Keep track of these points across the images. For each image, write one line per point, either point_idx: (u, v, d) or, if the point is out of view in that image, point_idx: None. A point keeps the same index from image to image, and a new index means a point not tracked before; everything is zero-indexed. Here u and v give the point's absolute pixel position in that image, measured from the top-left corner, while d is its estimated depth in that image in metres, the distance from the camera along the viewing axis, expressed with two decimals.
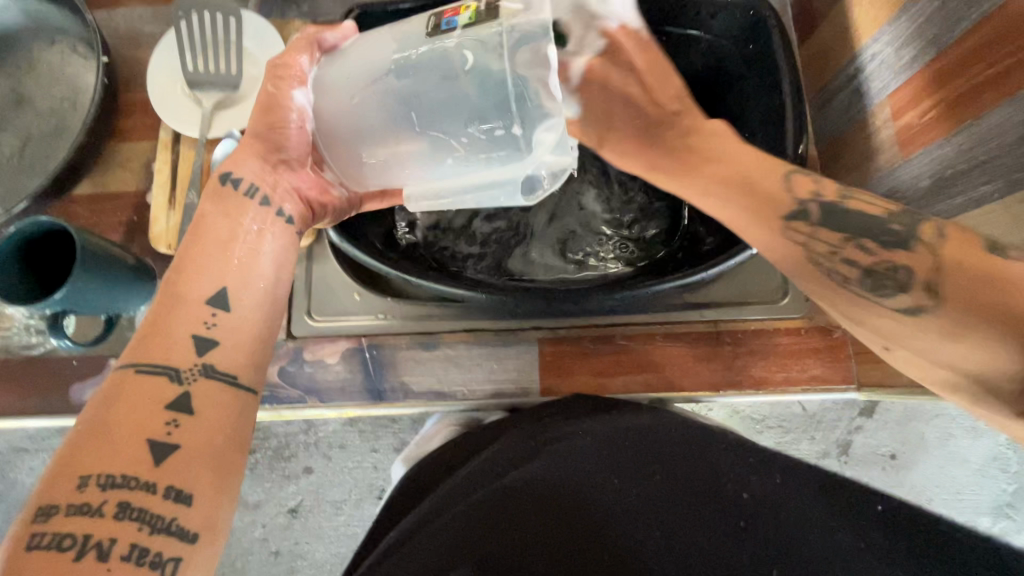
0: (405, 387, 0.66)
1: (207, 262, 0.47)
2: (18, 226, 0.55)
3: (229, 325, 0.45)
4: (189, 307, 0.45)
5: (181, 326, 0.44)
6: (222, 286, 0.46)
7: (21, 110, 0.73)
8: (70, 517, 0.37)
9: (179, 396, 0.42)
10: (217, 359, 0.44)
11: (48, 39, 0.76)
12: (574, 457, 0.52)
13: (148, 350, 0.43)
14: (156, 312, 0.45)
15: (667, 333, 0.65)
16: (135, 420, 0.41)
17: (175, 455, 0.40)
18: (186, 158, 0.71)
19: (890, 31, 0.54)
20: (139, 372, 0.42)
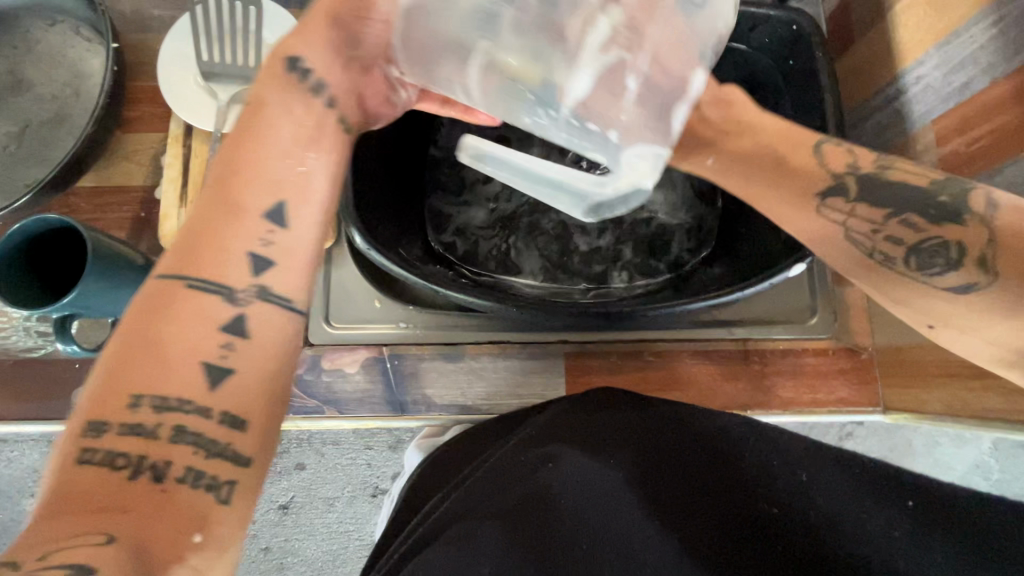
0: (427, 399, 0.66)
1: (260, 167, 0.38)
2: (23, 223, 0.52)
3: (288, 245, 0.38)
4: (244, 219, 0.37)
5: (238, 228, 0.37)
6: (283, 199, 0.38)
7: (19, 95, 0.69)
8: (120, 437, 0.32)
9: (234, 317, 0.36)
10: (273, 280, 0.38)
11: (49, 19, 0.71)
12: (582, 467, 0.46)
13: (200, 255, 0.36)
14: (203, 215, 0.37)
15: (695, 351, 0.65)
16: (189, 340, 0.34)
17: (231, 381, 0.35)
18: (200, 154, 0.67)
19: (937, 56, 0.54)
20: (188, 286, 0.35)
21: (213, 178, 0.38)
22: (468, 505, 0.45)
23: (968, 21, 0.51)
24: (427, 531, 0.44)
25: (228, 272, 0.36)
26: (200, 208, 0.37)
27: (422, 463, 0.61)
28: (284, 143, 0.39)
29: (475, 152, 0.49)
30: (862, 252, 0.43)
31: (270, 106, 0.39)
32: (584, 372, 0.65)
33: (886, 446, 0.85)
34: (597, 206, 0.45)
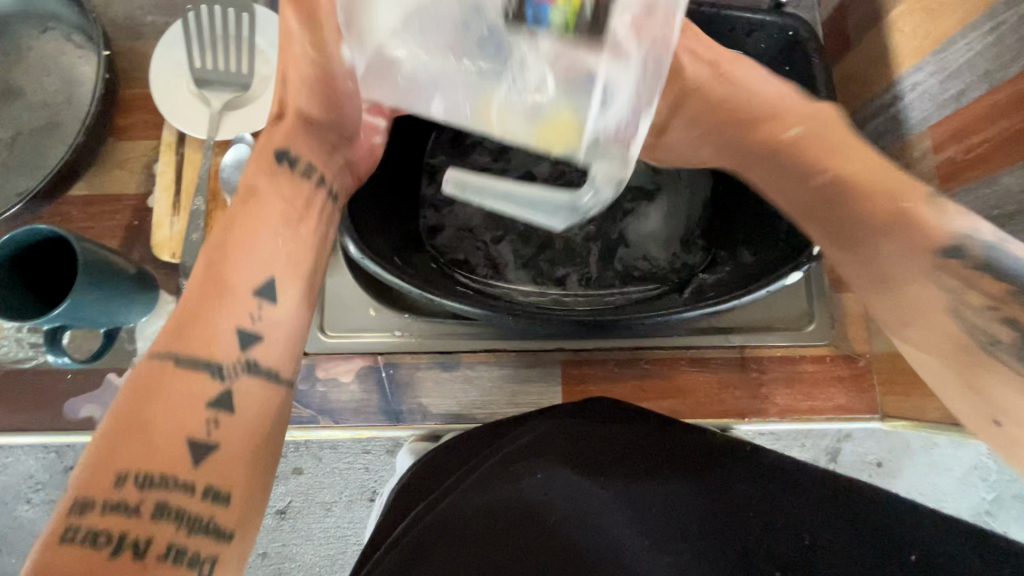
0: (423, 409, 0.65)
1: (255, 240, 0.43)
2: (13, 233, 0.51)
3: (276, 318, 0.42)
4: (234, 298, 0.41)
5: (226, 311, 0.40)
6: (273, 275, 0.43)
7: (8, 103, 0.68)
8: (106, 514, 0.33)
9: (220, 392, 0.38)
10: (260, 353, 0.41)
11: (40, 26, 0.70)
12: (567, 490, 0.45)
13: (196, 338, 0.39)
14: (196, 299, 0.40)
15: (692, 359, 0.64)
16: (175, 420, 0.36)
17: (215, 455, 0.36)
18: (192, 161, 0.67)
19: (934, 62, 0.54)
20: (178, 364, 0.38)
21: (207, 259, 0.42)
22: (452, 512, 0.44)
23: (964, 27, 0.51)
24: (409, 539, 0.44)
25: (210, 360, 0.39)
26: (193, 292, 0.41)
27: (413, 466, 0.61)
28: (272, 222, 0.45)
29: (461, 185, 0.57)
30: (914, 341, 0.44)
31: (264, 188, 0.46)
32: (580, 380, 0.65)
33: (886, 446, 0.84)
34: (577, 211, 0.52)
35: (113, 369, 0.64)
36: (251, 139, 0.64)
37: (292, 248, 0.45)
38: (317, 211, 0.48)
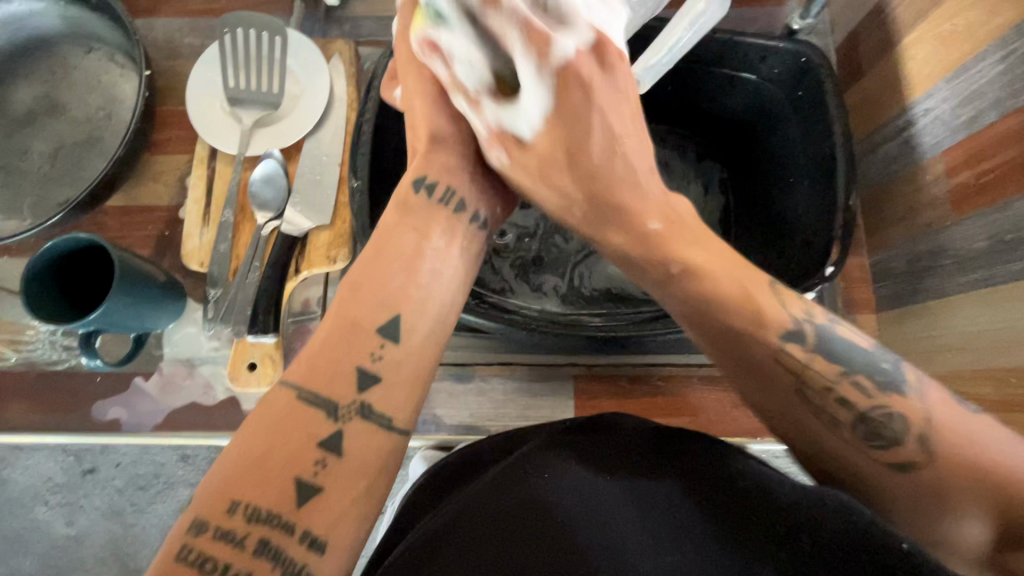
0: (437, 419, 0.66)
1: (377, 280, 0.40)
2: (56, 241, 0.54)
3: (395, 360, 0.39)
4: (361, 332, 0.39)
5: (350, 351, 0.38)
6: (397, 313, 0.40)
7: (54, 118, 0.72)
8: (213, 542, 0.32)
9: (332, 432, 0.36)
10: (374, 397, 0.38)
11: (85, 46, 0.75)
12: (571, 497, 0.44)
13: (335, 377, 0.37)
14: (333, 340, 0.39)
15: (703, 377, 0.65)
16: (289, 451, 0.35)
17: (317, 500, 0.34)
18: (223, 175, 0.70)
19: (945, 89, 0.55)
20: (301, 399, 0.36)
21: (341, 291, 0.41)
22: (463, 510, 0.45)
23: (974, 56, 0.52)
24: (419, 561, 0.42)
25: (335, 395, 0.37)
26: (322, 329, 0.40)
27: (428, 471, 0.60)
28: (406, 260, 0.42)
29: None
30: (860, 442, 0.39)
31: (400, 223, 0.43)
32: (590, 395, 0.65)
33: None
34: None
35: (141, 373, 0.66)
36: (279, 155, 0.67)
37: (422, 285, 0.41)
38: (458, 239, 0.44)
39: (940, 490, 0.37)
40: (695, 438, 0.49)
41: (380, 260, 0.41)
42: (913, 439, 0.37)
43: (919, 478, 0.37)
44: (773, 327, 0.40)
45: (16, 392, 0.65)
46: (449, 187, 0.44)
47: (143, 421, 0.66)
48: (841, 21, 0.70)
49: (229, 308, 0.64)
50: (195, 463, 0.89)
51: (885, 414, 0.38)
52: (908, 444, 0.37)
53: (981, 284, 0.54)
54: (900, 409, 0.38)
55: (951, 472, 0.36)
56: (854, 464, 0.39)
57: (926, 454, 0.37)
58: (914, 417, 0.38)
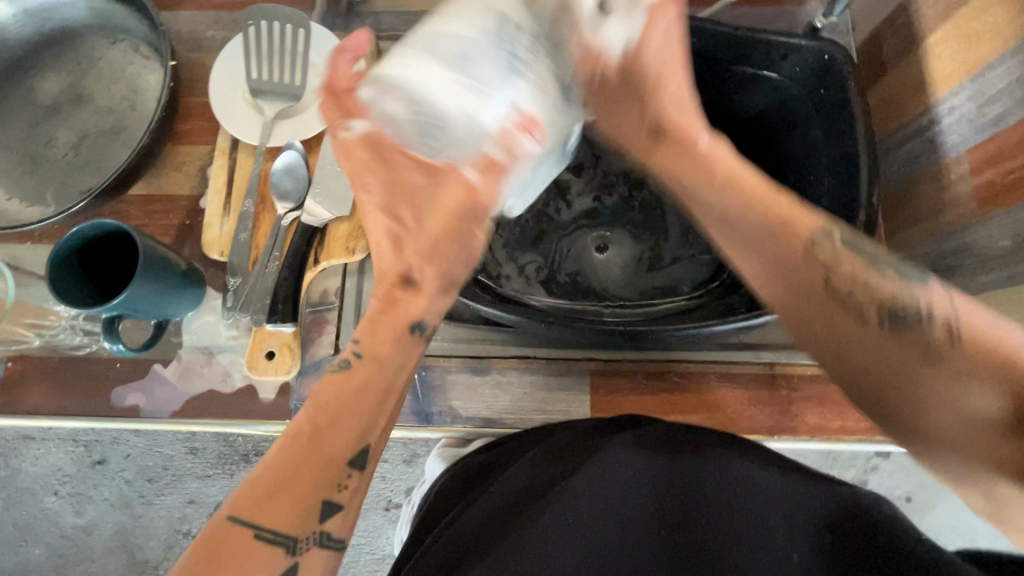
0: (453, 411, 0.66)
1: (343, 415, 0.43)
2: (82, 225, 0.55)
3: (357, 490, 0.42)
4: (326, 467, 0.41)
5: (312, 486, 0.41)
6: (365, 444, 0.43)
7: (79, 107, 0.73)
8: None
9: (289, 568, 0.39)
10: (331, 526, 0.41)
11: (110, 38, 0.76)
12: (621, 481, 0.46)
13: (298, 519, 0.40)
14: (292, 477, 0.40)
15: (721, 374, 0.65)
16: None
17: None
18: (244, 166, 0.70)
19: (971, 87, 0.55)
20: (258, 538, 0.38)
21: (300, 424, 0.42)
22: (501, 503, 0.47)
23: (1002, 54, 0.52)
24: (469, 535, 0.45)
25: (286, 531, 0.39)
26: (278, 453, 0.41)
27: (446, 473, 0.61)
28: (371, 390, 0.45)
29: None
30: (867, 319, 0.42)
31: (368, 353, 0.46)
32: (607, 391, 0.65)
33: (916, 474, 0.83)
34: None
35: (160, 360, 0.67)
36: (300, 147, 0.67)
37: (395, 381, 0.46)
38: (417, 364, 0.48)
39: (974, 373, 0.37)
40: (725, 439, 0.52)
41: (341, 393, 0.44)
42: (941, 326, 0.39)
43: (946, 366, 0.38)
44: (805, 222, 0.45)
45: (36, 376, 0.66)
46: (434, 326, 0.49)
47: (161, 407, 0.66)
48: (863, 20, 0.70)
49: (249, 297, 0.64)
50: (205, 454, 0.91)
51: (912, 303, 0.40)
52: (936, 323, 0.39)
53: (1005, 284, 0.53)
54: (925, 300, 0.40)
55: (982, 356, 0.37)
56: (906, 366, 0.40)
57: (957, 341, 0.38)
58: (940, 305, 0.39)
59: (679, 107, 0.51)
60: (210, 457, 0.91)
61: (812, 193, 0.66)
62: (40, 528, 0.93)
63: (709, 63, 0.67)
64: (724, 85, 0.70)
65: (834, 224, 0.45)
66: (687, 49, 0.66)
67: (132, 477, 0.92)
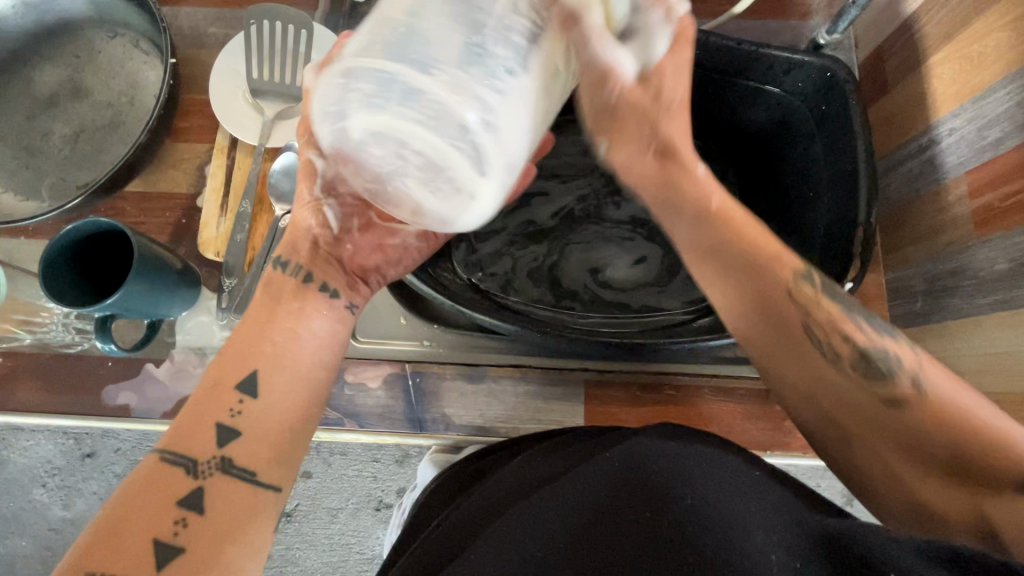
0: (444, 417, 0.69)
1: (242, 356, 0.45)
2: (76, 224, 0.54)
3: (253, 415, 0.43)
4: (220, 392, 0.43)
5: (211, 410, 0.43)
6: (253, 374, 0.44)
7: (76, 100, 0.73)
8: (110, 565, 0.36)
9: (192, 492, 0.40)
10: (236, 451, 0.42)
11: (110, 32, 0.75)
12: (587, 496, 0.41)
13: (178, 434, 0.42)
14: (195, 401, 0.44)
15: (716, 389, 0.64)
16: (150, 515, 0.38)
17: (175, 560, 0.38)
18: (242, 165, 0.70)
19: (973, 109, 0.55)
20: (165, 460, 0.40)
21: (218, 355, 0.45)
22: (468, 520, 0.45)
23: (1004, 78, 0.52)
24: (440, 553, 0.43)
25: (159, 444, 0.41)
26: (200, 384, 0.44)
27: (437, 478, 0.59)
28: (280, 323, 0.47)
29: None
30: (805, 340, 0.41)
31: (264, 296, 0.49)
32: (602, 401, 0.66)
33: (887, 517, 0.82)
34: None
35: (152, 360, 0.66)
36: (299, 148, 0.67)
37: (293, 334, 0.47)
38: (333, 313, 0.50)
39: (924, 431, 0.36)
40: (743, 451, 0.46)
41: (277, 291, 0.49)
42: (907, 377, 0.38)
43: (908, 417, 0.37)
44: (790, 267, 0.42)
45: (28, 372, 0.66)
46: (299, 265, 0.51)
47: (153, 408, 0.67)
48: (867, 38, 0.70)
49: (244, 299, 0.64)
50: None
51: (882, 351, 0.39)
52: (902, 380, 0.38)
53: (1000, 306, 0.53)
54: (895, 350, 0.39)
55: (936, 432, 0.36)
56: (855, 405, 0.40)
57: (921, 394, 0.37)
58: (912, 359, 0.38)
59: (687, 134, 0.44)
60: None
61: (812, 211, 0.65)
62: (28, 519, 0.93)
63: (710, 76, 0.67)
64: (727, 99, 0.70)
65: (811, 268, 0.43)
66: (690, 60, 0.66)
67: (122, 471, 0.91)
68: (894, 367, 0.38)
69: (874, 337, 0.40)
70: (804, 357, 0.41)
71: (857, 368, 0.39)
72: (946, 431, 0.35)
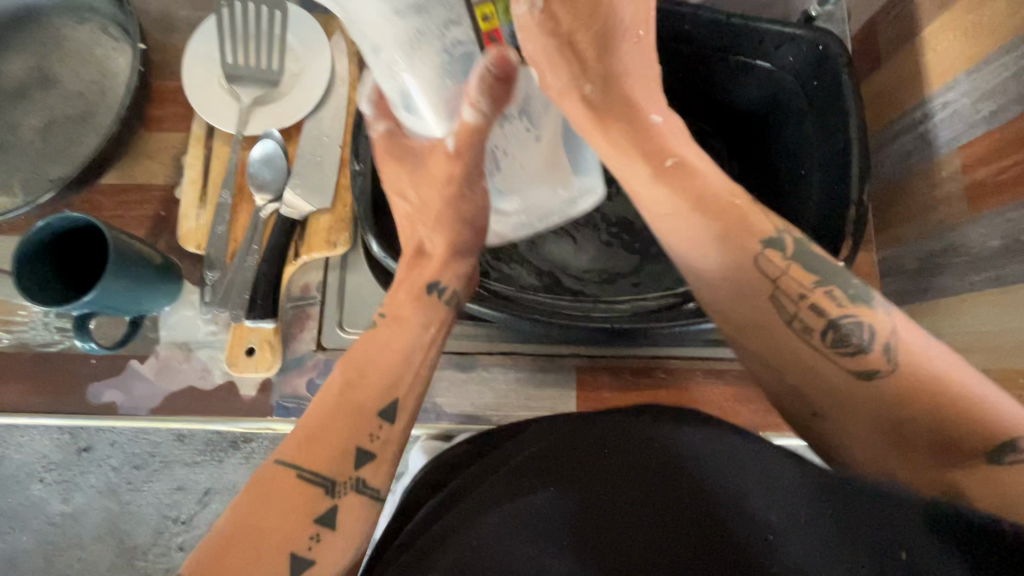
0: (438, 408, 0.66)
1: (379, 373, 0.46)
2: (47, 219, 0.53)
3: (390, 440, 0.44)
4: (361, 417, 0.43)
5: (346, 432, 0.43)
6: (393, 399, 0.45)
7: (45, 90, 0.70)
8: None
9: (328, 510, 0.40)
10: (367, 472, 0.42)
11: (77, 17, 0.72)
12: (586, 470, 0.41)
13: (303, 450, 0.41)
14: (326, 416, 0.43)
15: (707, 371, 0.65)
16: (285, 532, 0.39)
17: (311, 570, 0.39)
18: (221, 154, 0.68)
19: (967, 82, 0.54)
20: (300, 479, 0.40)
21: (343, 374, 0.46)
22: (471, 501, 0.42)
23: (999, 49, 0.51)
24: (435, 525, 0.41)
25: (284, 459, 0.41)
26: (325, 398, 0.44)
27: (428, 464, 0.56)
28: (405, 346, 0.48)
29: None
30: (784, 319, 0.41)
31: (398, 308, 0.51)
32: (593, 385, 0.65)
33: None
34: None
35: (137, 356, 0.66)
36: (278, 136, 0.65)
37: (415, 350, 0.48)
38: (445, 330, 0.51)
39: (905, 398, 0.37)
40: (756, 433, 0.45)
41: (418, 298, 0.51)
42: (881, 350, 0.38)
43: (885, 392, 0.38)
44: (762, 236, 0.43)
45: (10, 373, 0.65)
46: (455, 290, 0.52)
47: (139, 405, 0.65)
48: (861, 9, 0.68)
49: (227, 292, 0.63)
50: (194, 441, 0.90)
51: (855, 323, 0.39)
52: (873, 351, 0.38)
53: (994, 283, 0.52)
54: (870, 322, 0.39)
55: (912, 404, 0.37)
56: (826, 377, 0.40)
57: (892, 361, 0.38)
58: (886, 333, 0.38)
59: (639, 76, 0.51)
60: (197, 443, 0.89)
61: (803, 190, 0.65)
62: (26, 515, 0.92)
63: (701, 52, 0.65)
64: (717, 74, 0.68)
65: (788, 227, 0.44)
66: (678, 35, 0.64)
67: (119, 464, 0.91)
68: (869, 341, 0.38)
69: (849, 308, 0.40)
70: (789, 342, 0.41)
71: (836, 344, 0.39)
72: (908, 400, 0.37)
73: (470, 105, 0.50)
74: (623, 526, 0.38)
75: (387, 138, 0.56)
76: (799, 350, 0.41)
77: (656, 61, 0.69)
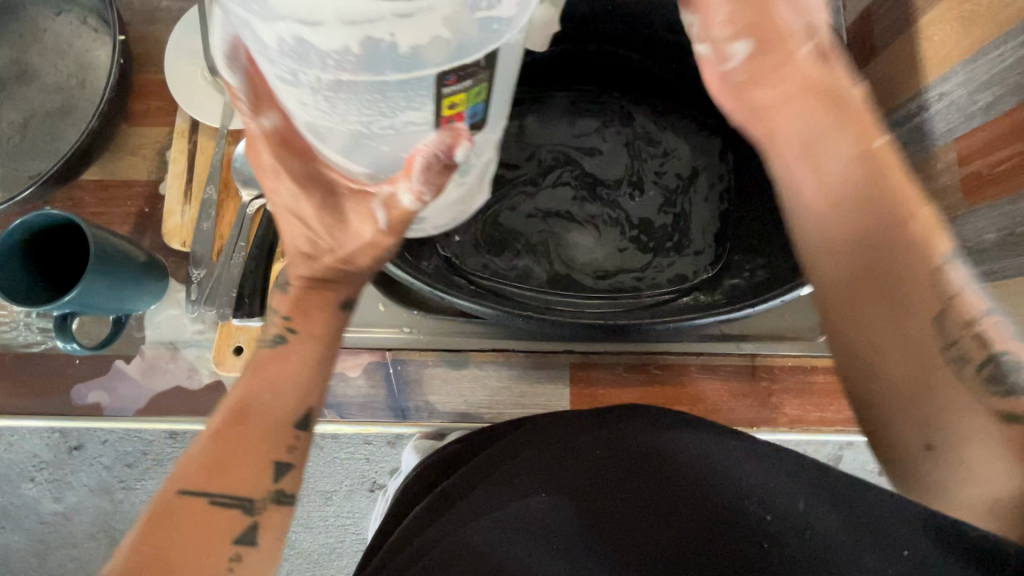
0: (430, 406, 0.67)
1: (288, 383, 0.43)
2: (25, 217, 0.51)
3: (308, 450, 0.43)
4: (273, 429, 0.41)
5: (259, 450, 0.41)
6: (308, 410, 0.43)
7: (23, 83, 0.68)
8: None
9: (248, 529, 0.39)
10: (290, 483, 0.41)
11: (55, 8, 0.70)
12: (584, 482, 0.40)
13: (206, 472, 0.39)
14: (228, 435, 0.40)
15: (702, 366, 0.64)
16: (198, 560, 0.37)
17: None
18: (205, 149, 0.66)
19: (962, 73, 0.53)
20: (209, 503, 0.38)
21: (241, 390, 0.42)
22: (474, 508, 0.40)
23: (996, 39, 0.50)
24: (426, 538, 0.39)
25: (186, 488, 0.38)
26: (221, 415, 0.41)
27: (418, 467, 0.56)
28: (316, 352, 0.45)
29: None
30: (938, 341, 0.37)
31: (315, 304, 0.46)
32: (587, 381, 0.65)
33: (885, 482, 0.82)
34: None
35: (123, 356, 0.64)
36: None
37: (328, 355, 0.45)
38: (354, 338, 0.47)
39: None
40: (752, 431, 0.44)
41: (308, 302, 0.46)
42: None
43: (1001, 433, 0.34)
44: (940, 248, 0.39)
45: None
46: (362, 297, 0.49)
47: (126, 405, 0.65)
48: None
49: (213, 290, 0.61)
50: (185, 439, 0.86)
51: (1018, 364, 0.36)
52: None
53: None
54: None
55: None
56: (947, 410, 0.36)
57: None
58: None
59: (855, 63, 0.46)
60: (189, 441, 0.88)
61: None
62: (16, 514, 0.91)
63: None
64: None
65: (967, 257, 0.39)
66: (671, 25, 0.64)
67: (110, 462, 0.89)
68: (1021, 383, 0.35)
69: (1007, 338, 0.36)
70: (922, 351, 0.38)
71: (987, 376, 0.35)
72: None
73: (409, 192, 0.39)
74: (623, 529, 0.37)
75: (275, 138, 0.42)
76: (934, 389, 0.37)
77: (647, 50, 0.68)
